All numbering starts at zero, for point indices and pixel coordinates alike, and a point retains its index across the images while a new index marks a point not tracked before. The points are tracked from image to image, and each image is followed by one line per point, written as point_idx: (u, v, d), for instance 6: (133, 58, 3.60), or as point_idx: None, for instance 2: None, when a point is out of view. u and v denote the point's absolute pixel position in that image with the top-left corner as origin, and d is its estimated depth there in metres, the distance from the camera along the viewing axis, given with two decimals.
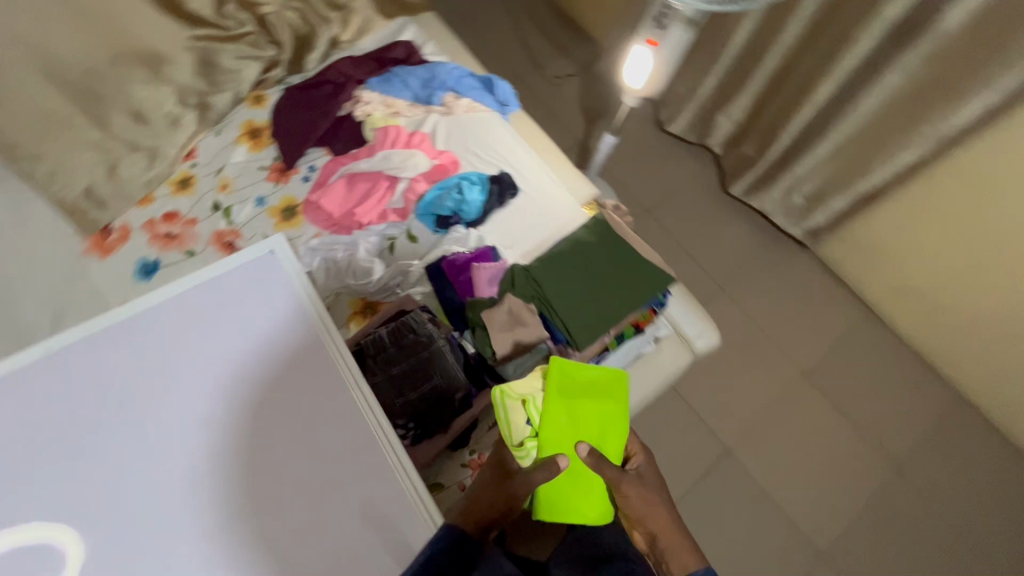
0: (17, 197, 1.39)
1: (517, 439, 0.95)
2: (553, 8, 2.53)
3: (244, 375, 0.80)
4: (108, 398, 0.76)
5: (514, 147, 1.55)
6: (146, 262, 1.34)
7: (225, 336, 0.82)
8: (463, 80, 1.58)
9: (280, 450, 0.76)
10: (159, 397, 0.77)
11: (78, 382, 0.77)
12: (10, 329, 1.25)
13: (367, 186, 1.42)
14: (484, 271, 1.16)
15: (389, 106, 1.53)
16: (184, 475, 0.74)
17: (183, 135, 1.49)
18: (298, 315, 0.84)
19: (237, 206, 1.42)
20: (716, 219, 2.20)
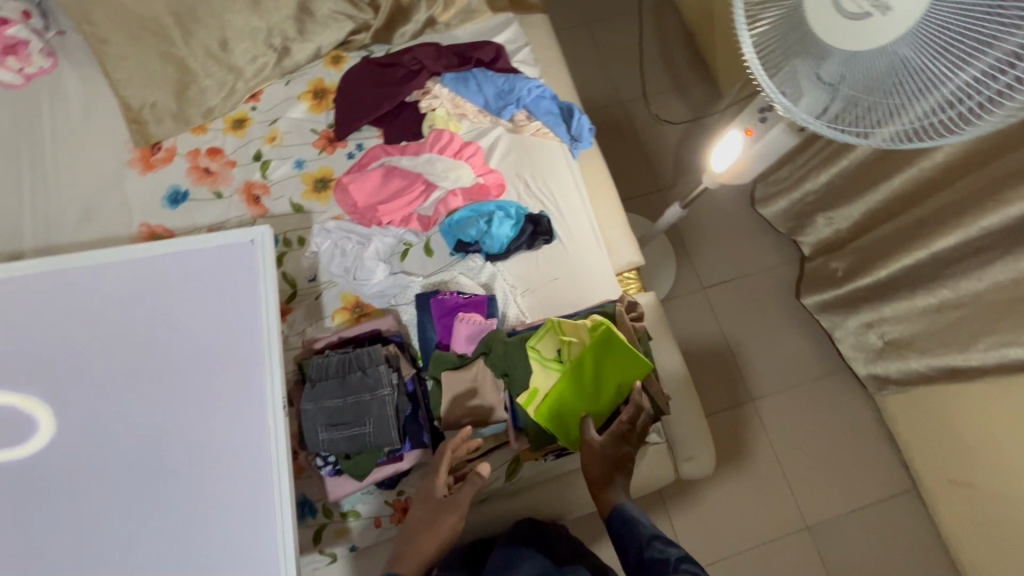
0: (96, 91, 1.45)
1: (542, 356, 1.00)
2: (687, 39, 2.31)
3: (202, 343, 0.96)
4: (100, 322, 0.96)
5: (568, 190, 1.44)
6: (177, 190, 1.37)
7: (199, 305, 0.97)
8: (541, 101, 1.46)
9: (200, 419, 0.94)
10: (138, 334, 0.96)
11: (84, 299, 0.97)
12: (42, 214, 1.32)
13: (402, 185, 1.36)
14: (466, 327, 1.09)
15: (456, 107, 1.45)
16: (128, 406, 0.93)
17: (255, 76, 1.48)
18: (255, 317, 0.97)
19: (276, 162, 1.40)
20: (776, 322, 1.97)
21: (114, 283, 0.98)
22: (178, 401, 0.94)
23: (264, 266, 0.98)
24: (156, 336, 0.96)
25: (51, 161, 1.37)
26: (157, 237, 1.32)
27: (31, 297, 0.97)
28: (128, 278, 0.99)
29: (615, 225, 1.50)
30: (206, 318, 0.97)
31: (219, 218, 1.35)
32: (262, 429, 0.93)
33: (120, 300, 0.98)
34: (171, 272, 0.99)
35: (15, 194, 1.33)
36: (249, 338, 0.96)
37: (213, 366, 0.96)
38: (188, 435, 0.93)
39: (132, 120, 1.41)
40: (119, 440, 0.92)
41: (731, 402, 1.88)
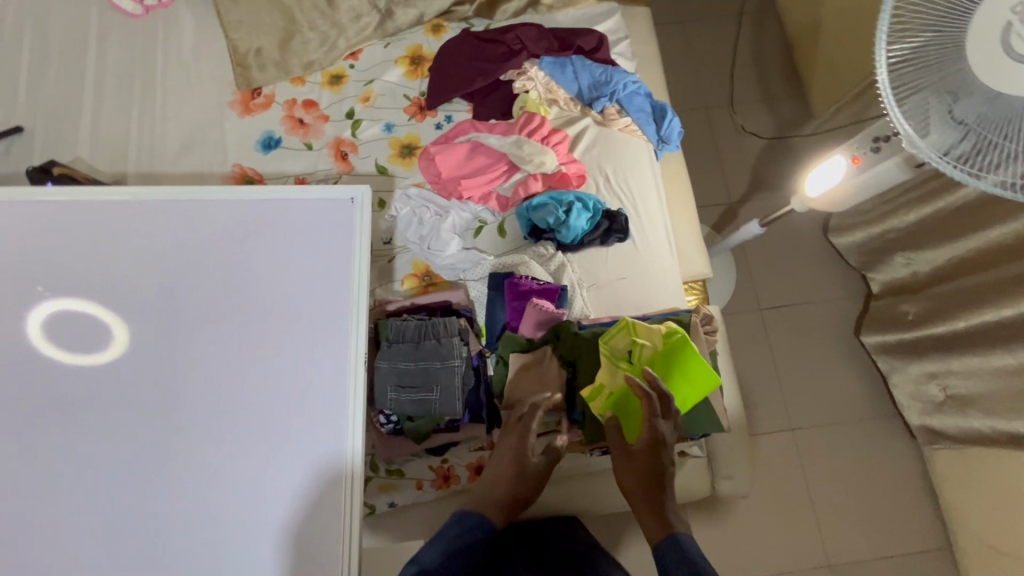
0: (207, 29, 1.51)
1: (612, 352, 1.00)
2: (784, 49, 2.23)
3: (291, 292, 1.01)
4: (202, 255, 1.03)
5: (648, 191, 1.43)
6: (271, 137, 1.42)
7: (294, 255, 1.02)
8: (635, 97, 1.44)
9: (277, 364, 0.99)
10: (235, 272, 1.02)
11: (192, 230, 1.04)
12: (147, 141, 1.39)
13: (485, 163, 1.37)
14: (538, 312, 1.11)
15: (549, 92, 1.45)
16: (217, 336, 1.00)
17: (357, 34, 1.51)
18: (345, 280, 1.01)
19: (367, 123, 1.43)
20: (829, 355, 1.92)
21: (220, 220, 1.04)
22: (263, 341, 1.00)
23: (358, 229, 1.01)
24: (251, 277, 1.02)
25: (159, 92, 1.43)
26: (248, 179, 1.38)
27: (145, 221, 1.04)
28: (233, 217, 1.05)
29: (689, 233, 1.48)
30: (297, 270, 1.02)
31: (307, 169, 1.40)
32: (332, 386, 0.98)
33: (223, 237, 1.04)
34: (273, 220, 1.04)
35: (124, 118, 1.41)
36: (336, 295, 1.01)
37: (298, 315, 1.00)
38: (268, 374, 0.98)
39: (238, 63, 1.46)
40: (201, 368, 0.99)
41: (770, 427, 1.86)
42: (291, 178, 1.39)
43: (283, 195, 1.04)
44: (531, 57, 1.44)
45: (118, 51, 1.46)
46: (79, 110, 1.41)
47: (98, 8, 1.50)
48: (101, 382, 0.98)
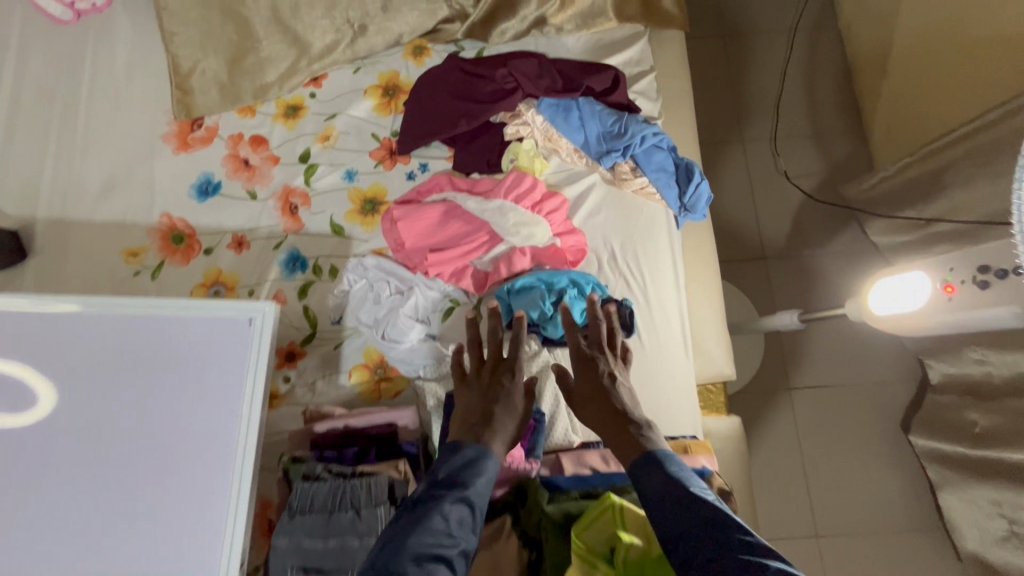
0: (147, 42, 1.27)
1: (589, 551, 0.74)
2: (843, 77, 1.88)
3: (161, 435, 0.79)
4: (46, 387, 0.79)
5: (663, 272, 1.15)
6: (209, 180, 1.18)
7: (171, 386, 0.81)
8: (655, 153, 1.15)
9: (135, 534, 0.76)
10: (88, 409, 0.79)
11: (33, 352, 0.80)
12: (64, 179, 1.16)
13: (461, 233, 1.11)
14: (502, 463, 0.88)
15: (548, 141, 1.18)
16: (58, 498, 0.77)
17: (321, 55, 1.25)
18: (231, 420, 0.80)
19: (324, 168, 1.19)
20: (867, 450, 1.63)
21: (74, 342, 0.81)
22: (118, 505, 0.77)
23: (256, 346, 0.82)
24: (113, 419, 0.79)
25: (83, 118, 1.20)
26: (178, 233, 1.15)
27: None
28: (92, 335, 0.82)
29: (712, 321, 1.20)
30: (171, 407, 0.80)
31: (248, 224, 1.16)
32: (206, 565, 0.76)
33: (78, 363, 0.80)
34: (143, 340, 0.82)
35: (41, 150, 1.18)
36: (222, 438, 0.79)
37: (174, 469, 0.79)
38: (132, 548, 0.76)
39: (177, 84, 1.22)
40: (30, 541, 0.75)
41: (791, 530, 1.59)
42: (230, 234, 1.15)
43: (158, 307, 0.82)
44: (528, 98, 1.16)
45: (38, 65, 1.23)
46: None
47: (21, 10, 1.26)
48: None
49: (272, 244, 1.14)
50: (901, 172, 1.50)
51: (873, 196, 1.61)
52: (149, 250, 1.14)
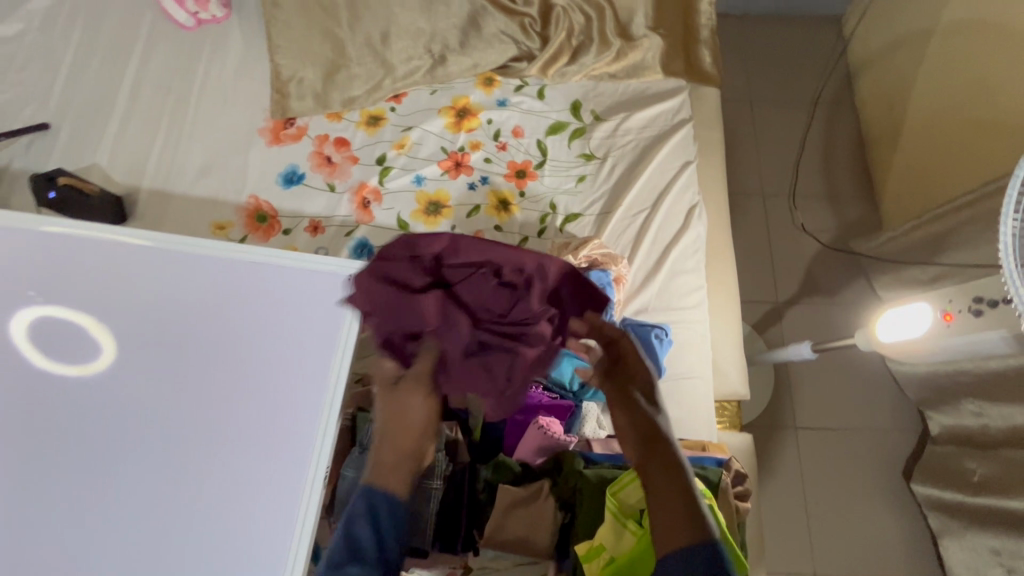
0: (254, 51, 1.46)
1: (625, 510, 0.81)
2: (859, 148, 2.06)
3: (275, 346, 0.99)
4: (191, 309, 1.00)
5: (696, 323, 1.25)
6: (294, 171, 1.33)
7: (281, 314, 1.00)
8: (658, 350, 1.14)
9: (256, 408, 0.96)
10: (226, 318, 1.00)
11: (181, 278, 1.01)
12: (171, 160, 1.33)
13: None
14: (537, 437, 0.94)
15: (567, 242, 1.25)
16: (198, 383, 0.97)
17: (406, 76, 1.44)
18: (327, 336, 0.99)
19: (397, 171, 1.34)
20: (868, 493, 1.69)
21: (125, 273, 1.00)
22: (258, 392, 0.97)
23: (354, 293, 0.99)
24: (249, 328, 1.00)
25: (193, 110, 1.38)
26: (262, 213, 1.29)
27: (108, 263, 1.00)
28: (222, 275, 1.01)
29: (736, 342, 1.32)
30: (285, 323, 1.00)
31: (324, 212, 1.30)
32: (306, 436, 0.95)
33: (216, 292, 1.01)
34: (258, 281, 1.01)
35: (150, 131, 1.36)
36: (294, 470, 0.93)
37: (291, 368, 0.98)
38: (277, 403, 0.96)
39: (277, 89, 1.40)
40: (183, 410, 0.95)
41: (794, 568, 1.62)
42: (307, 219, 1.29)
43: (279, 254, 1.01)
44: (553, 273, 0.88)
45: (161, 64, 1.43)
46: (106, 119, 1.36)
47: (150, 15, 1.48)
48: (83, 406, 0.94)
49: (344, 232, 1.28)
50: (908, 233, 1.65)
51: (883, 254, 1.75)
52: (235, 225, 1.28)
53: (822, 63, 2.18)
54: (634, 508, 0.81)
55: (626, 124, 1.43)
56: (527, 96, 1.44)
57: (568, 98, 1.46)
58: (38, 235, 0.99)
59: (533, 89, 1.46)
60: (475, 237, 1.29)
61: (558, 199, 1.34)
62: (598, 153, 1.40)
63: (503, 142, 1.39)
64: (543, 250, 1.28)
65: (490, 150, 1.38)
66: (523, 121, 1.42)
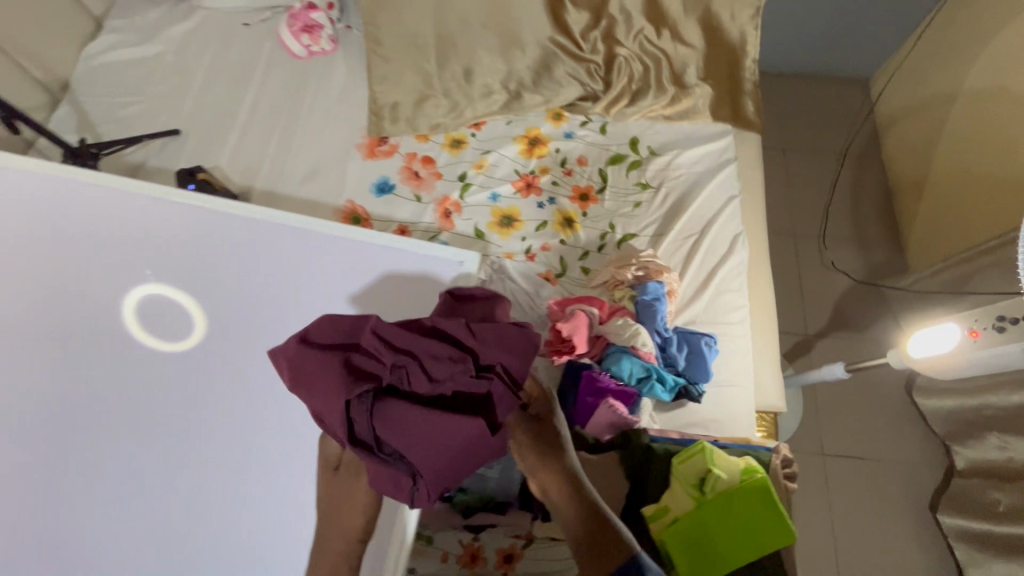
0: (354, 80, 1.68)
1: (686, 476, 0.92)
2: (885, 197, 2.22)
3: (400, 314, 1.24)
4: (337, 281, 1.26)
5: (740, 337, 1.38)
6: (385, 182, 1.52)
7: (406, 289, 1.26)
8: (706, 355, 1.27)
9: None
10: (363, 290, 1.26)
11: (330, 256, 1.28)
12: (281, 167, 1.53)
13: (588, 316, 1.27)
14: (608, 412, 1.05)
15: (624, 257, 1.41)
16: None
17: (485, 108, 1.64)
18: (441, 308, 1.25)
19: (476, 188, 1.52)
20: (894, 521, 1.75)
21: (289, 248, 1.28)
22: None
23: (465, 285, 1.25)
24: (380, 298, 1.25)
25: (301, 126, 1.59)
26: (357, 216, 1.48)
27: (274, 240, 1.28)
28: (361, 254, 1.28)
29: (775, 358, 1.44)
30: (408, 296, 1.26)
31: (411, 219, 1.48)
32: None
33: (356, 269, 1.27)
34: (389, 262, 1.28)
35: (263, 142, 1.56)
36: None
37: None
38: None
39: (374, 112, 1.61)
40: None
41: None
42: (395, 224, 1.47)
43: (407, 242, 1.29)
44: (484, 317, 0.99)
45: (275, 86, 1.65)
46: (228, 130, 1.58)
47: (267, 45, 1.71)
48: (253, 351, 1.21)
49: (428, 237, 1.45)
50: (933, 275, 1.78)
51: None
52: None
53: (850, 119, 2.37)
54: (694, 476, 0.92)
55: (679, 159, 1.61)
56: (590, 131, 1.64)
57: (627, 134, 1.65)
58: (216, 214, 1.29)
59: (595, 125, 1.66)
60: (542, 248, 1.45)
61: (616, 220, 1.51)
62: (652, 182, 1.57)
63: (569, 168, 1.57)
64: (603, 263, 1.44)
65: (557, 174, 1.56)
66: (587, 151, 1.60)
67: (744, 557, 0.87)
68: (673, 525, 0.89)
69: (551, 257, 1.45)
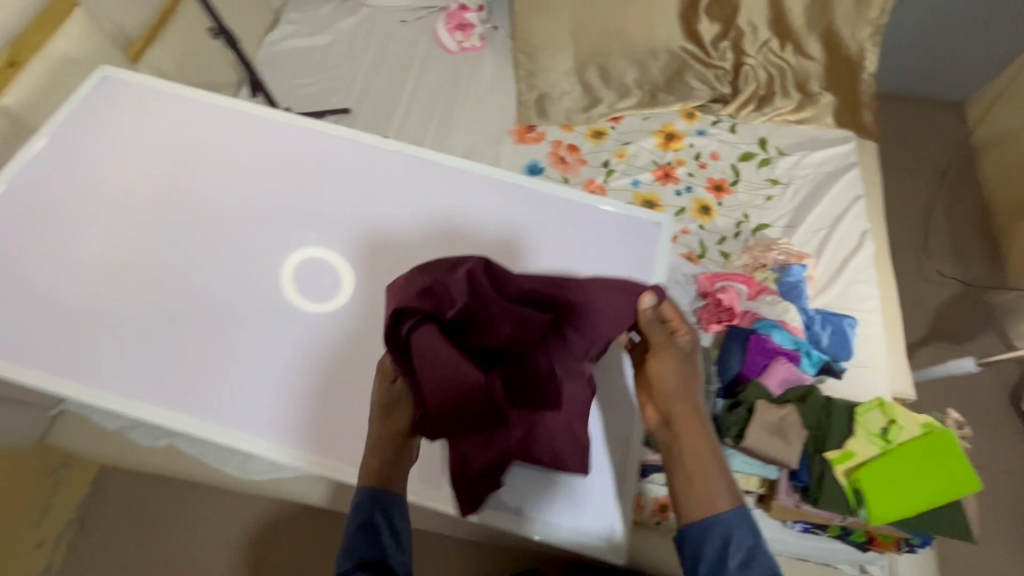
0: (500, 75, 1.84)
1: (870, 430, 1.05)
2: (984, 215, 2.27)
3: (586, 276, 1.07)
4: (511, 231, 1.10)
5: (875, 324, 1.45)
6: (536, 165, 1.66)
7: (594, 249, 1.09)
8: (847, 334, 1.35)
9: None
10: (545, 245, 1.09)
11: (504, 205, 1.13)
12: (441, 147, 1.68)
13: (737, 291, 1.38)
14: (782, 370, 1.14)
15: (763, 243, 1.51)
16: None
17: (623, 105, 1.79)
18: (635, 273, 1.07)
19: (619, 175, 1.65)
20: (1006, 529, 1.76)
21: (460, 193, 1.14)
22: None
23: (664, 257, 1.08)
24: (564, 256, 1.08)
25: (456, 112, 1.75)
26: None
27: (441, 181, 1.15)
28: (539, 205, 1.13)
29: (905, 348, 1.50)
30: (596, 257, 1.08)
31: None
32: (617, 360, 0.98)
33: (534, 220, 1.11)
34: (572, 218, 1.12)
35: (424, 124, 1.72)
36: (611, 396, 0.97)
37: None
38: None
39: (523, 104, 1.76)
40: None
41: None
42: None
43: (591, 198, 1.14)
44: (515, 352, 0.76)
45: (432, 77, 1.82)
46: (392, 111, 1.75)
47: (422, 41, 1.89)
48: None
49: None
50: None
51: None
52: None
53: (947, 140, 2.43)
54: (876, 429, 1.05)
55: (806, 160, 1.71)
56: (721, 130, 1.76)
57: (755, 134, 1.76)
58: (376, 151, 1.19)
59: (725, 126, 1.78)
60: (683, 231, 1.56)
61: (750, 211, 1.61)
62: (782, 179, 1.67)
63: (703, 161, 1.69)
64: (741, 248, 1.54)
65: (693, 167, 1.68)
66: (719, 147, 1.72)
67: (936, 503, 0.96)
68: (864, 469, 1.00)
69: (692, 240, 1.56)
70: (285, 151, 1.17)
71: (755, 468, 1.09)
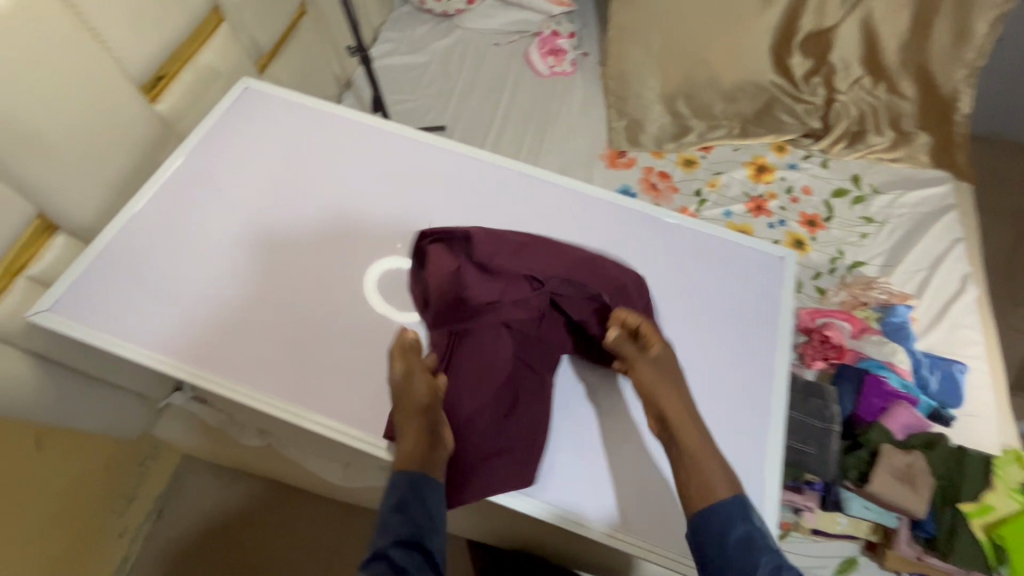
0: (590, 100, 1.88)
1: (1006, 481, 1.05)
2: None
3: (715, 304, 1.07)
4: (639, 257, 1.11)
5: (981, 371, 1.41)
6: (627, 190, 1.68)
7: (720, 279, 1.10)
8: (957, 381, 1.31)
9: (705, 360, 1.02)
10: (672, 272, 1.10)
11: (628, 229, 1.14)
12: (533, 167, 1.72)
13: (841, 329, 1.35)
14: (904, 415, 1.13)
15: (864, 282, 1.49)
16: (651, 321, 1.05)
17: (713, 135, 1.79)
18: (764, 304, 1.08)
19: (711, 205, 1.66)
20: None
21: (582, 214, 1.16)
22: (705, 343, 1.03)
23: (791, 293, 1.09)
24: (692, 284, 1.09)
25: (548, 134, 1.79)
26: None
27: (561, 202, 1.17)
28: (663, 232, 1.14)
29: None
30: (724, 287, 1.09)
31: None
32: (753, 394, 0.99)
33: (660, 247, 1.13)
34: (697, 247, 1.13)
35: (516, 144, 1.76)
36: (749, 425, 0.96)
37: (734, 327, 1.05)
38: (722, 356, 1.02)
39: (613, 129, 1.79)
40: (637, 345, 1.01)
41: None
42: None
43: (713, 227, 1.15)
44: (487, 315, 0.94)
45: (523, 98, 1.86)
46: (485, 130, 1.79)
47: (513, 64, 1.94)
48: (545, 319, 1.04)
49: None
50: None
51: None
52: None
53: None
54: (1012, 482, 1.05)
55: (901, 200, 1.69)
56: (812, 165, 1.76)
57: (847, 171, 1.75)
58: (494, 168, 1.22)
59: (816, 160, 1.77)
60: None
61: (845, 247, 1.59)
62: (877, 217, 1.65)
63: (796, 196, 1.69)
64: (838, 285, 1.52)
65: (784, 200, 1.67)
66: (811, 182, 1.71)
67: None
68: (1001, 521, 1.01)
69: None
70: (405, 163, 1.21)
71: (875, 515, 1.03)
